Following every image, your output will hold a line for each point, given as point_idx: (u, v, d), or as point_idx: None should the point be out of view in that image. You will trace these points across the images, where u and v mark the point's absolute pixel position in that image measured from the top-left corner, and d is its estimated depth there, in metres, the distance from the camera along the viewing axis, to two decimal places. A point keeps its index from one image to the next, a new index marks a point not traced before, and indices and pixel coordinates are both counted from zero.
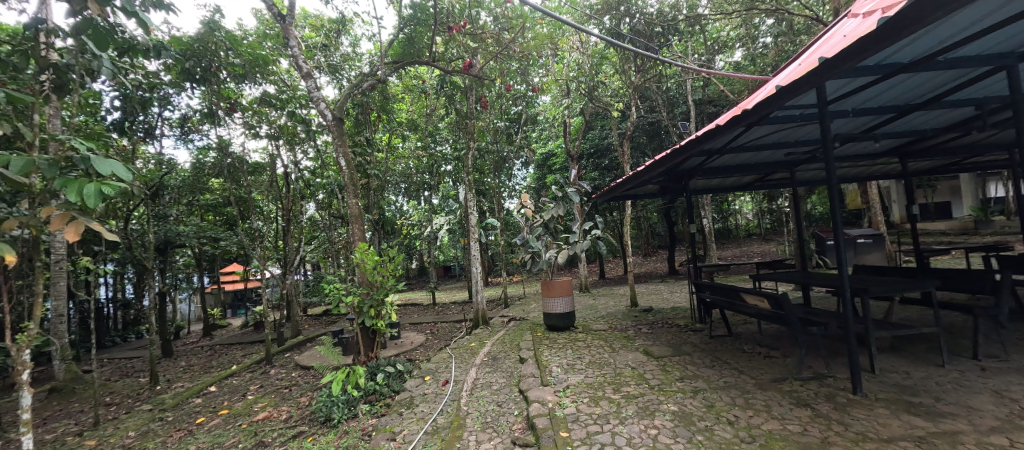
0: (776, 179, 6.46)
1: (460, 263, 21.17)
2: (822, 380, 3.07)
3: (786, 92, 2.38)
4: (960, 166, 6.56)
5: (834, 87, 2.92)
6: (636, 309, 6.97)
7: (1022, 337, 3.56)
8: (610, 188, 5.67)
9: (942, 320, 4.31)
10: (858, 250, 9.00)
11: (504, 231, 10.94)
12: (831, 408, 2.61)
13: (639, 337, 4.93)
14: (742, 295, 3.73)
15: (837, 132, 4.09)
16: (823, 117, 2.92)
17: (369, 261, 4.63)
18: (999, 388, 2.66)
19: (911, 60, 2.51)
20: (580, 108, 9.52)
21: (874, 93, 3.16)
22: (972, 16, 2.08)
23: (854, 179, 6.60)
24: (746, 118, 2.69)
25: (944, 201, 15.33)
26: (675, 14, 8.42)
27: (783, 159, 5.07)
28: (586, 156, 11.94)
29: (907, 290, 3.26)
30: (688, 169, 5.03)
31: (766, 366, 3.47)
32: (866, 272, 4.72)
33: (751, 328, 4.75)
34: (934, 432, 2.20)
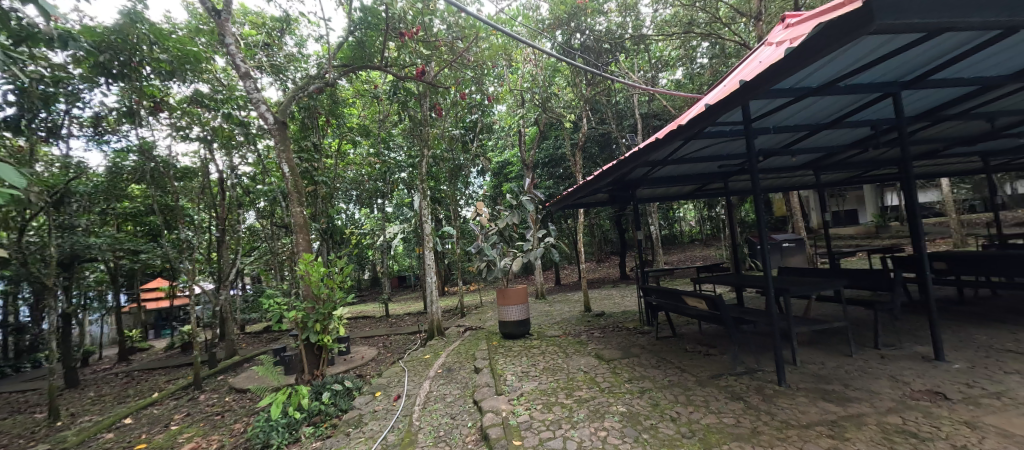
0: (713, 189, 6.98)
1: (416, 273, 20.66)
2: (753, 373, 3.34)
3: (716, 110, 2.59)
4: (862, 178, 7.47)
5: (757, 107, 3.22)
6: (589, 314, 7.16)
7: (912, 328, 4.10)
8: (563, 197, 5.83)
9: (851, 315, 4.85)
10: (784, 253, 9.85)
11: (459, 239, 10.82)
12: (760, 399, 2.84)
13: (591, 342, 5.06)
14: (684, 297, 3.97)
15: (763, 147, 4.52)
16: (750, 132, 3.21)
17: (315, 274, 4.36)
18: (894, 373, 3.05)
19: (818, 84, 2.83)
20: (534, 118, 9.70)
21: (792, 113, 3.53)
22: (864, 49, 2.38)
23: (778, 190, 7.30)
24: (683, 133, 2.90)
25: (852, 209, 17.35)
26: (622, 33, 8.94)
27: (718, 171, 5.50)
28: (541, 165, 12.21)
29: (822, 289, 3.63)
30: (635, 179, 5.29)
31: (706, 364, 3.71)
32: (790, 274, 5.20)
33: (692, 328, 5.06)
34: (844, 415, 2.46)
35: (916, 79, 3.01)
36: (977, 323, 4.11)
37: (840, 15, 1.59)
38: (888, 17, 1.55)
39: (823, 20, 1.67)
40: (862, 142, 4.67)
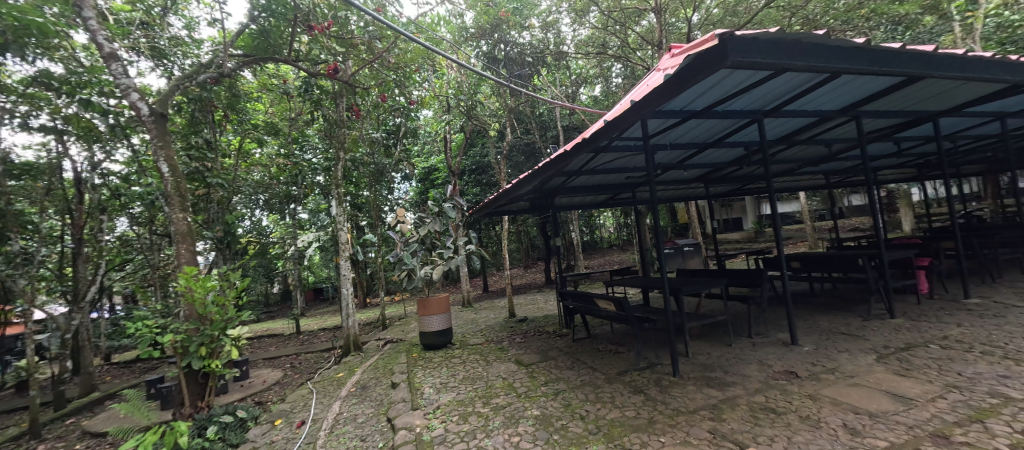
0: (624, 198, 7.57)
1: (334, 284, 19.15)
2: (653, 367, 3.66)
3: (615, 126, 2.81)
4: (743, 191, 8.69)
5: (653, 125, 3.56)
6: (513, 320, 7.27)
7: (776, 318, 4.85)
8: (485, 204, 5.86)
9: (733, 309, 5.58)
10: (684, 256, 11.05)
11: (381, 247, 10.30)
12: (657, 391, 3.11)
13: (512, 347, 5.13)
14: (596, 300, 4.22)
15: (662, 161, 5.01)
16: (647, 147, 3.54)
17: (199, 290, 3.77)
18: (762, 358, 3.57)
19: (700, 108, 3.23)
20: (460, 125, 9.67)
21: (683, 132, 3.96)
22: (732, 82, 2.77)
23: (678, 199, 8.16)
24: (589, 145, 3.09)
25: (738, 217, 20.15)
26: (544, 48, 9.43)
27: (627, 181, 5.97)
28: (468, 172, 12.20)
29: (708, 288, 4.13)
30: (553, 188, 5.51)
31: (614, 361, 3.97)
32: (685, 275, 5.84)
33: (605, 329, 5.39)
34: (722, 399, 2.81)
35: (774, 109, 3.60)
36: (822, 311, 5.02)
37: (703, 49, 1.83)
38: (738, 54, 1.82)
39: (691, 53, 1.91)
40: (739, 159, 5.43)
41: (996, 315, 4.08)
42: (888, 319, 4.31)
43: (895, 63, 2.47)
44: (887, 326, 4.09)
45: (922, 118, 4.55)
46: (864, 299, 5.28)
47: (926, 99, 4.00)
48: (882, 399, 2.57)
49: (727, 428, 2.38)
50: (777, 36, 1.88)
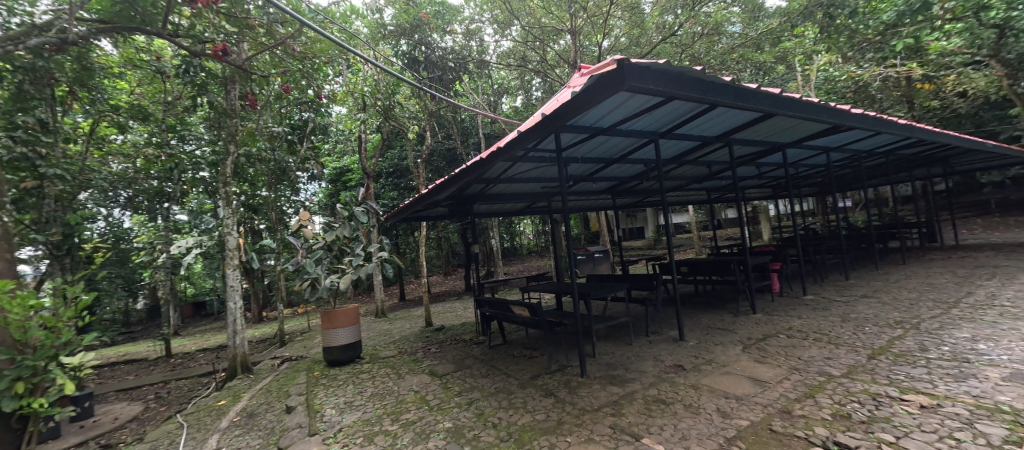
0: (541, 206, 7.86)
1: (221, 297, 16.59)
2: (563, 369, 3.82)
3: (529, 136, 2.89)
4: (644, 203, 9.65)
5: (565, 138, 3.75)
6: (429, 329, 7.05)
7: (668, 317, 5.44)
8: (401, 209, 5.61)
9: (634, 310, 6.14)
10: (595, 262, 11.90)
11: (282, 254, 9.23)
12: (566, 392, 3.25)
13: (426, 358, 4.95)
14: (511, 306, 4.29)
15: (575, 173, 5.31)
16: (561, 159, 3.73)
17: (13, 313, 2.89)
18: (656, 354, 3.96)
19: (606, 126, 3.51)
20: (377, 125, 9.19)
21: (593, 146, 4.24)
22: (633, 103, 3.03)
23: (589, 209, 8.75)
24: (504, 153, 3.12)
25: (641, 226, 22.41)
26: (466, 55, 9.52)
27: (543, 191, 6.21)
28: (385, 175, 11.63)
29: (613, 292, 4.47)
30: (471, 194, 5.49)
31: (527, 366, 4.06)
32: (594, 280, 6.27)
33: (520, 334, 5.51)
34: (622, 394, 3.04)
35: (667, 131, 4.05)
36: (704, 309, 5.78)
37: (604, 71, 1.99)
38: (633, 78, 2.01)
39: (595, 73, 2.04)
40: (641, 175, 6.00)
41: (822, 308, 5.13)
42: (751, 315, 5.14)
43: (755, 101, 2.96)
44: (751, 320, 4.87)
45: (775, 148, 5.56)
46: (734, 298, 6.22)
47: (777, 133, 4.90)
48: (746, 384, 3.02)
49: (625, 422, 2.57)
50: (665, 67, 2.11)
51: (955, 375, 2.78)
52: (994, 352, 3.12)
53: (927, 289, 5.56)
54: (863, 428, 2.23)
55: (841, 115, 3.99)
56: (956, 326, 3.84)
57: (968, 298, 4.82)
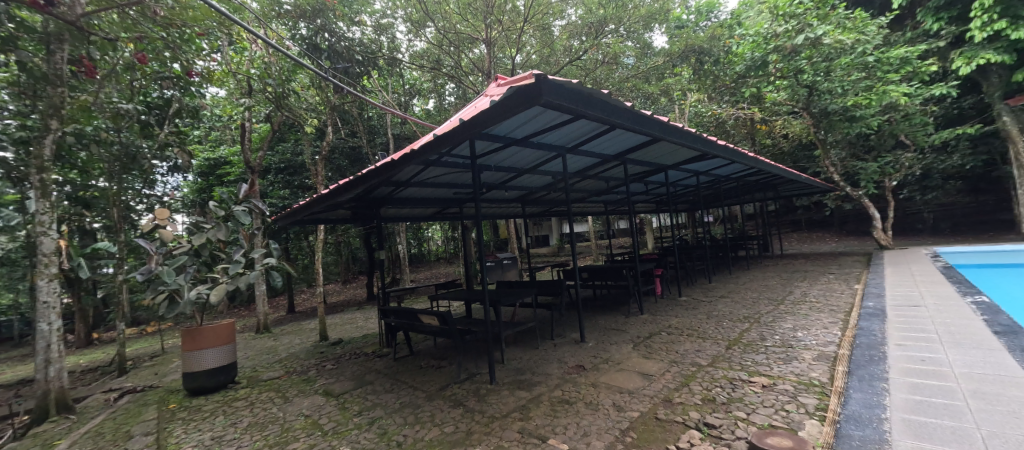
0: (452, 213, 7.75)
1: (23, 317, 12.63)
2: (472, 378, 3.79)
3: (445, 141, 2.82)
4: (549, 213, 10.21)
5: (480, 146, 3.77)
6: (324, 343, 6.37)
7: (571, 321, 5.80)
8: (294, 209, 4.98)
9: (540, 315, 6.41)
10: (503, 268, 12.18)
11: (126, 261, 7.44)
12: (475, 401, 3.22)
13: (320, 377, 4.45)
14: (419, 315, 4.11)
15: (488, 181, 5.37)
16: (475, 166, 3.73)
17: None
18: (560, 356, 4.18)
19: (519, 137, 3.63)
20: (266, 114, 8.09)
21: (506, 156, 4.34)
22: (545, 118, 3.19)
23: (499, 216, 8.93)
24: (418, 156, 2.98)
25: (546, 234, 23.69)
26: (376, 50, 9.06)
27: (455, 197, 6.13)
28: (274, 171, 10.26)
29: (521, 298, 4.61)
30: (378, 197, 5.14)
31: (435, 377, 3.92)
32: (503, 286, 6.39)
33: (428, 344, 5.31)
34: (530, 398, 3.13)
35: (573, 146, 4.36)
36: (601, 312, 6.31)
37: (522, 84, 2.04)
38: (549, 94, 2.10)
39: (513, 85, 2.09)
40: (549, 186, 6.33)
41: (693, 307, 6.03)
42: (639, 315, 5.77)
43: (647, 126, 3.36)
44: (639, 321, 5.47)
45: (659, 169, 6.41)
46: (625, 301, 6.93)
47: (662, 156, 5.67)
48: (636, 379, 3.37)
49: (533, 425, 2.64)
50: (577, 87, 2.27)
51: (783, 358, 3.50)
52: (806, 337, 4.02)
53: (763, 289, 6.96)
54: (724, 409, 2.65)
55: (709, 145, 4.78)
56: (782, 318, 4.87)
57: (789, 296, 6.16)
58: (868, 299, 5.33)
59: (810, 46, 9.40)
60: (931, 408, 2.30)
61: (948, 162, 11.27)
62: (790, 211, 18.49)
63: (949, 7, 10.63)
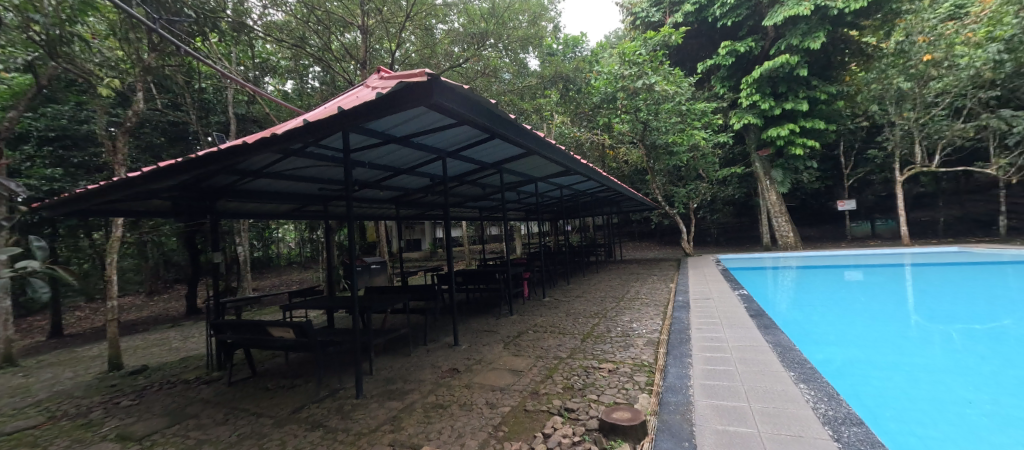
0: (311, 211, 6.85)
1: None
2: (334, 394, 3.41)
3: (315, 131, 2.48)
4: (424, 216, 9.99)
5: (354, 139, 3.45)
6: (117, 373, 4.84)
7: (444, 325, 5.77)
8: (73, 196, 3.67)
9: (412, 321, 6.18)
10: (371, 273, 11.37)
11: None
12: (339, 419, 2.91)
13: (111, 418, 3.36)
14: (268, 328, 3.50)
15: (359, 178, 4.95)
16: (347, 161, 3.41)
17: None
18: (433, 361, 4.11)
19: (400, 135, 3.48)
20: (28, 60, 5.79)
21: (383, 153, 4.08)
22: (429, 118, 3.12)
23: (368, 217, 8.32)
24: (278, 143, 2.55)
25: (418, 238, 23.07)
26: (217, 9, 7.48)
27: (316, 193, 5.44)
28: (37, 141, 7.39)
29: (394, 304, 4.38)
30: (213, 188, 4.19)
31: (287, 399, 3.39)
32: (373, 292, 5.96)
33: (276, 362, 4.56)
34: (401, 408, 2.98)
35: (454, 151, 4.38)
36: (474, 315, 6.46)
37: (411, 80, 1.96)
38: (438, 94, 2.09)
39: (402, 80, 2.00)
40: (425, 188, 6.20)
41: (555, 307, 6.71)
42: (509, 316, 6.12)
43: (524, 138, 3.64)
44: (509, 321, 5.80)
45: (530, 180, 6.98)
46: (497, 303, 7.26)
47: (533, 168, 6.20)
48: (506, 376, 3.56)
49: (405, 435, 2.53)
50: (466, 92, 2.30)
51: (623, 345, 4.20)
52: (638, 327, 4.90)
53: (608, 289, 8.21)
54: (580, 393, 3.03)
55: (572, 163, 5.45)
56: (622, 313, 5.83)
57: (627, 294, 7.41)
58: (679, 295, 6.82)
59: (645, 90, 11.62)
60: (717, 374, 3.09)
61: (725, 192, 15.35)
62: (627, 223, 22.34)
63: (728, 80, 14.57)
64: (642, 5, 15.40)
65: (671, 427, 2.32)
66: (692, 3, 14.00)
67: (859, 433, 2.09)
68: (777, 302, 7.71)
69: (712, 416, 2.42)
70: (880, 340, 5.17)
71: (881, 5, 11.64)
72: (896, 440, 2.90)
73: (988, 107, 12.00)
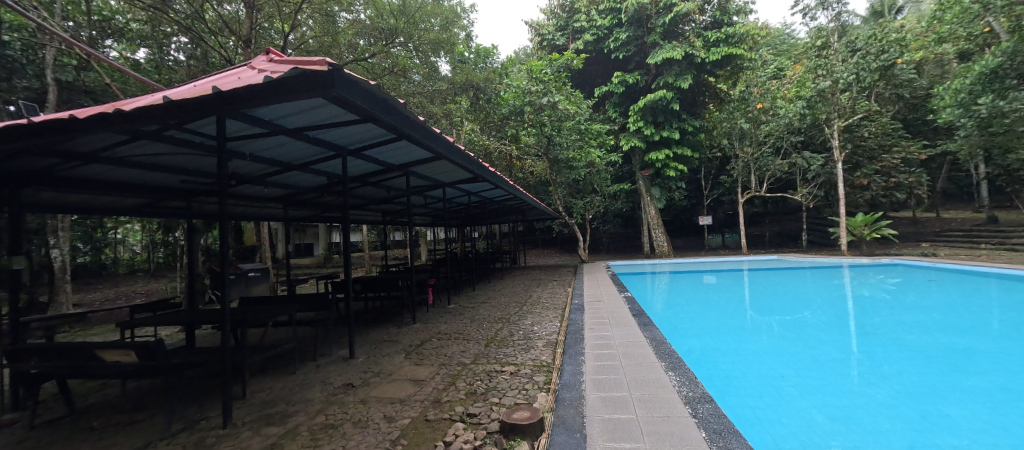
0: (168, 208, 5.69)
1: None
2: (193, 426, 2.86)
3: (179, 113, 2.08)
4: (318, 218, 9.08)
5: (231, 126, 2.98)
6: None
7: (338, 337, 5.29)
8: None
9: (298, 334, 5.53)
10: (248, 282, 9.88)
11: None
12: None
13: None
14: (98, 351, 2.79)
15: (236, 171, 4.29)
16: (222, 150, 2.92)
17: None
18: (323, 378, 3.73)
19: (291, 126, 3.11)
20: None
21: (269, 145, 3.60)
22: (327, 112, 2.86)
23: (247, 217, 7.24)
24: (123, 123, 2.07)
25: (310, 242, 20.81)
26: None
27: (176, 185, 4.54)
28: None
29: (278, 316, 3.87)
30: (14, 172, 3.20)
31: (124, 438, 2.73)
32: (249, 303, 5.18)
33: (108, 394, 3.64)
34: (282, 433, 2.64)
35: (356, 148, 4.08)
36: (372, 325, 6.06)
37: (309, 69, 1.78)
38: (341, 89, 1.93)
39: (296, 68, 1.80)
40: (321, 188, 5.64)
41: (460, 313, 6.67)
42: (412, 325, 5.90)
43: (432, 142, 3.57)
44: (411, 330, 5.58)
45: (438, 185, 6.87)
46: (399, 312, 6.93)
47: (441, 173, 6.13)
48: (407, 387, 3.41)
49: None
50: (371, 87, 2.17)
51: (524, 348, 4.38)
52: (539, 330, 5.17)
53: (512, 294, 8.48)
54: (483, 398, 3.07)
55: (480, 170, 5.54)
56: (524, 317, 6.08)
57: (529, 299, 7.75)
58: (574, 298, 7.38)
59: (550, 107, 12.49)
60: (604, 369, 3.43)
61: (615, 206, 17.21)
62: (531, 232, 23.42)
63: (619, 106, 16.46)
64: (548, 28, 16.52)
65: (565, 421, 2.49)
66: (591, 33, 15.51)
67: (709, 409, 2.53)
68: (654, 303, 8.88)
69: (600, 406, 2.68)
70: (726, 332, 6.33)
71: (730, 60, 14.45)
72: (735, 413, 3.58)
73: (796, 149, 15.73)
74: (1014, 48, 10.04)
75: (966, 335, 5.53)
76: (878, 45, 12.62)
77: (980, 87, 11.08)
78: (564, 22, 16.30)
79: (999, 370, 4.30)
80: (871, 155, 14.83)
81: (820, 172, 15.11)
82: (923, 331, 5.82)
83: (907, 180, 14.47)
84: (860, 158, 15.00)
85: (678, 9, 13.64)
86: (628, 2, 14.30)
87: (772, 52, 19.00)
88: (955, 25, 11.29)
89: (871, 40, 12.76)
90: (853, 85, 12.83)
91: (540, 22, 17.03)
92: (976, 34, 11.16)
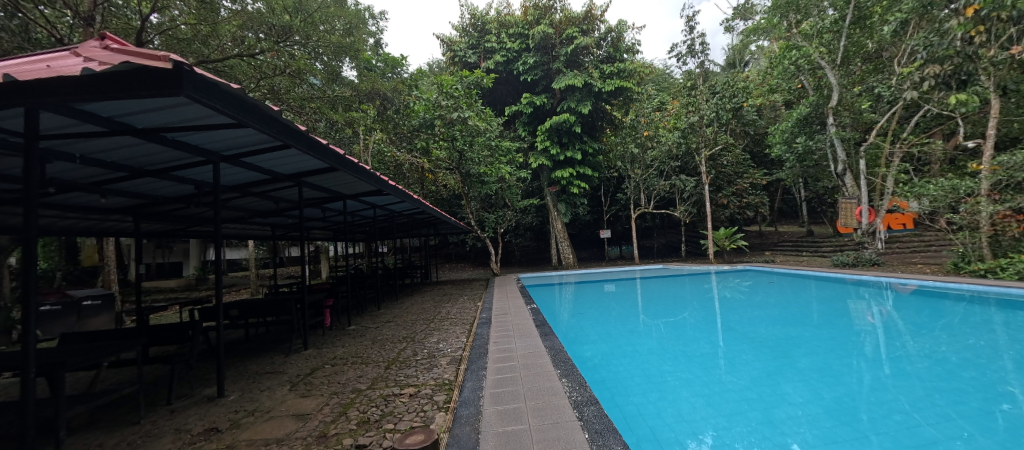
0: None
1: None
2: None
3: None
4: (185, 233, 7.67)
5: (47, 123, 2.40)
6: None
7: (203, 374, 4.48)
8: None
9: (147, 374, 4.55)
10: (82, 314, 7.98)
11: None
12: None
13: None
14: None
15: (56, 176, 3.43)
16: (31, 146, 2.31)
17: None
18: (177, 426, 3.13)
19: (137, 125, 2.62)
20: None
21: (108, 146, 2.99)
22: (186, 114, 2.51)
23: (80, 231, 5.83)
24: None
25: (177, 260, 17.61)
26: None
27: None
28: None
29: (114, 353, 3.14)
30: None
31: None
32: (76, 340, 4.14)
33: None
34: None
35: (230, 156, 3.60)
36: (251, 355, 5.29)
37: (147, 65, 1.56)
38: (194, 89, 1.71)
39: (131, 64, 1.57)
40: (184, 198, 4.79)
41: (360, 335, 6.20)
42: (301, 351, 5.30)
43: (321, 152, 3.35)
44: (301, 357, 5.02)
45: (338, 197, 6.37)
46: (286, 339, 6.16)
47: (337, 185, 5.69)
48: (289, 423, 3.05)
49: None
50: (234, 91, 1.98)
51: (426, 367, 4.24)
52: (443, 347, 5.06)
53: (420, 311, 8.21)
54: (377, 425, 2.88)
55: (382, 184, 5.29)
56: (430, 334, 5.90)
57: (437, 316, 7.57)
58: (482, 313, 7.41)
59: (460, 122, 12.42)
60: (505, 381, 3.49)
61: (526, 220, 17.93)
62: (445, 246, 23.08)
63: (529, 125, 17.36)
64: (460, 44, 16.72)
65: (459, 439, 2.46)
66: (501, 54, 16.11)
67: (593, 410, 2.75)
68: (560, 313, 9.35)
69: (495, 421, 2.69)
70: (620, 336, 6.94)
71: (622, 91, 16.27)
72: (622, 411, 3.92)
73: (675, 172, 18.20)
74: (816, 101, 13.44)
75: (792, 326, 6.92)
76: (731, 91, 15.41)
77: (797, 129, 14.47)
78: (475, 41, 16.71)
79: (815, 353, 5.42)
80: (729, 179, 17.92)
81: (693, 193, 17.74)
82: (766, 325, 7.09)
83: (755, 201, 17.77)
84: (722, 182, 18.01)
85: (578, 42, 15.00)
86: (535, 30, 15.31)
87: (655, 88, 21.90)
88: (780, 80, 14.32)
89: (726, 86, 15.55)
90: (714, 121, 15.41)
91: (452, 38, 17.17)
92: (793, 88, 14.28)
